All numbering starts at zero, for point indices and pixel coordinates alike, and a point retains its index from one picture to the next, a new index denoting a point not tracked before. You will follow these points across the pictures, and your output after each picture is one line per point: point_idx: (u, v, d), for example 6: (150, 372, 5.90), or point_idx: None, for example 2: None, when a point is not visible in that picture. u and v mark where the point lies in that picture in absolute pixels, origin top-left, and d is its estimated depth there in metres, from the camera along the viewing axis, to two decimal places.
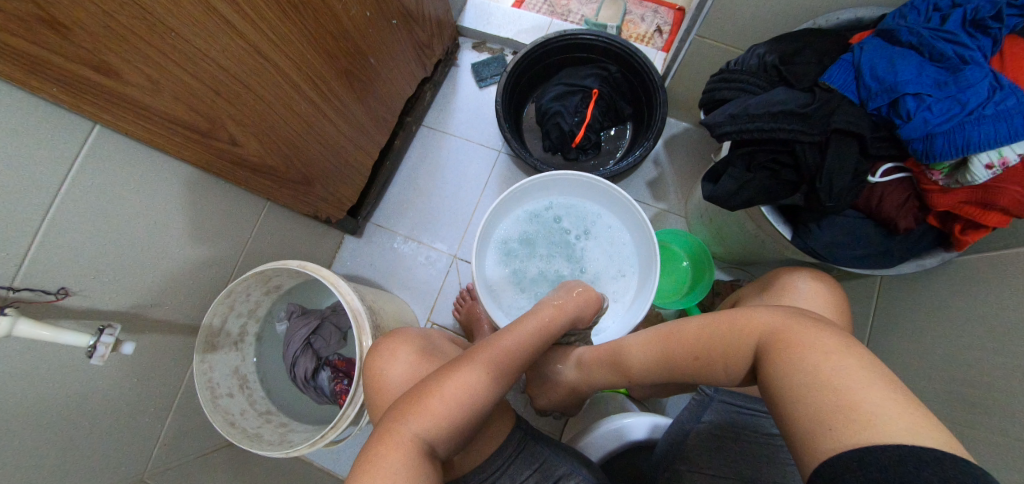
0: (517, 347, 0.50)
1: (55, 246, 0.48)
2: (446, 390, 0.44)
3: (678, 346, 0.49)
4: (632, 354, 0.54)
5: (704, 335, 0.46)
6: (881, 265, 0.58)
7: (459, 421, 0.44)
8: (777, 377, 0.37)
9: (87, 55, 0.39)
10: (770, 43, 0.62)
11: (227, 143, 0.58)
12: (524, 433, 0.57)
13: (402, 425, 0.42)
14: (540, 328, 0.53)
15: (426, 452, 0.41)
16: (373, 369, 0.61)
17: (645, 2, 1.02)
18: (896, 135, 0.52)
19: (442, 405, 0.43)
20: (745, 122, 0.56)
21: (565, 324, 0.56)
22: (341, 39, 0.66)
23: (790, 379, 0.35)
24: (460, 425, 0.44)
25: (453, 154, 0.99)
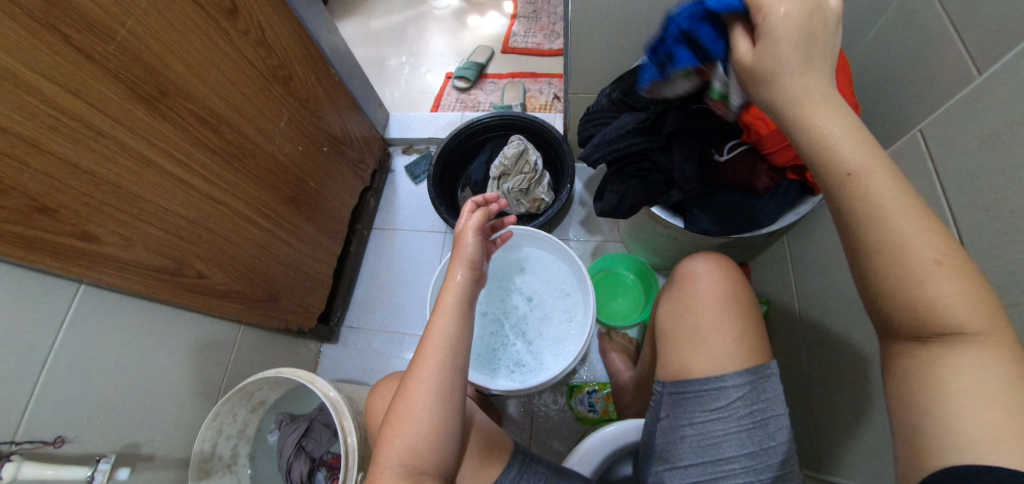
0: (439, 335, 0.53)
1: (53, 398, 0.56)
2: (413, 410, 0.50)
3: (921, 228, 0.34)
4: (881, 163, 0.35)
5: (955, 250, 0.34)
6: (765, 223, 0.66)
7: (437, 433, 0.49)
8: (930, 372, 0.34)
9: (74, 229, 0.51)
10: (614, 83, 0.75)
11: (194, 277, 0.68)
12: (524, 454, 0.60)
13: (389, 458, 0.49)
14: (454, 298, 0.56)
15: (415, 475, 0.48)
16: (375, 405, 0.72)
17: (539, 79, 1.22)
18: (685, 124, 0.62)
19: (409, 434, 0.49)
20: (606, 147, 0.67)
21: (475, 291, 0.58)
22: (282, 172, 0.81)
23: (917, 373, 0.35)
24: (441, 435, 0.49)
25: (405, 244, 1.10)
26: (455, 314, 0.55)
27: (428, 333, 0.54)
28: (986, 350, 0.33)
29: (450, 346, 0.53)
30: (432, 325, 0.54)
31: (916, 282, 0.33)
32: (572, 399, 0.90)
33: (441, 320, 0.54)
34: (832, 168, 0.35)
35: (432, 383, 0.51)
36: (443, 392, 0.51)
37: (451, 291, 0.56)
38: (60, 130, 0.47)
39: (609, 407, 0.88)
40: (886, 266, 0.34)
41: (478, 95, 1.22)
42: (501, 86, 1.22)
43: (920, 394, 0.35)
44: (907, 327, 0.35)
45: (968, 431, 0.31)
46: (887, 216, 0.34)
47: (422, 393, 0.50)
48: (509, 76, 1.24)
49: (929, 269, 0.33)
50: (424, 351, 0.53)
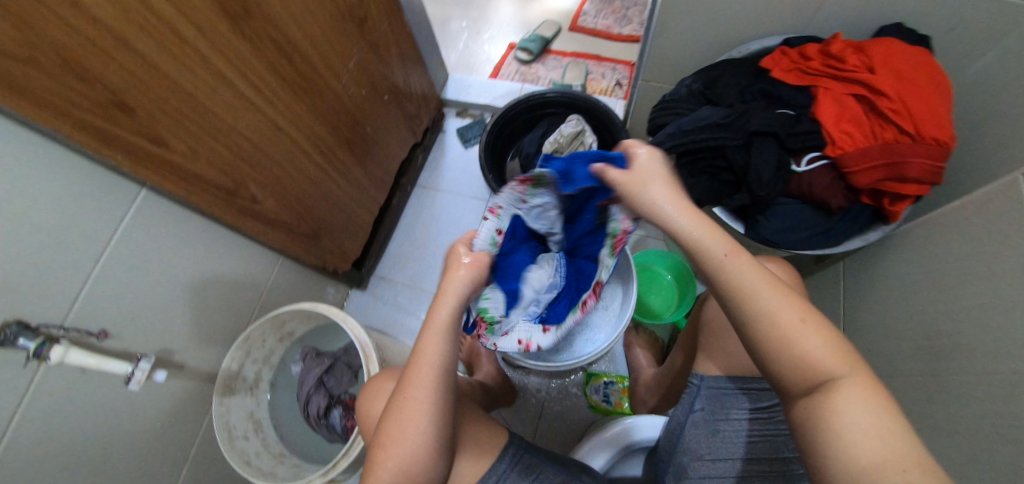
0: (429, 359, 0.45)
1: (103, 292, 0.57)
2: (404, 435, 0.44)
3: (784, 296, 0.36)
4: (749, 268, 0.37)
5: (807, 305, 0.37)
6: (828, 244, 0.64)
7: (429, 454, 0.45)
8: (835, 412, 0.33)
9: (146, 130, 0.52)
10: (695, 74, 0.73)
11: (248, 200, 0.68)
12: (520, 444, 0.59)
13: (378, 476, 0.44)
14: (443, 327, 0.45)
15: None
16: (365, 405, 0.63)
17: (603, 63, 1.18)
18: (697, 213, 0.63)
19: (393, 464, 0.44)
20: (681, 136, 0.65)
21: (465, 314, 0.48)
22: (343, 112, 0.81)
23: (813, 408, 0.35)
24: (432, 454, 0.45)
25: (445, 206, 1.10)
26: (448, 331, 0.45)
27: (418, 349, 0.46)
28: (860, 390, 0.33)
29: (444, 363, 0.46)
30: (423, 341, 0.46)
31: (789, 336, 0.35)
32: (587, 387, 0.90)
33: (432, 337, 0.45)
34: (705, 253, 0.37)
35: (423, 406, 0.45)
36: (437, 413, 0.45)
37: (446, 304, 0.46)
38: (150, 30, 0.47)
39: (624, 401, 0.87)
40: (765, 331, 0.36)
41: (539, 70, 1.19)
42: (563, 64, 1.19)
43: (817, 432, 0.34)
44: (792, 381, 0.36)
45: (867, 456, 0.31)
46: (751, 295, 0.36)
47: (411, 419, 0.44)
48: (573, 55, 1.20)
49: (798, 329, 0.35)
50: (415, 369, 0.45)
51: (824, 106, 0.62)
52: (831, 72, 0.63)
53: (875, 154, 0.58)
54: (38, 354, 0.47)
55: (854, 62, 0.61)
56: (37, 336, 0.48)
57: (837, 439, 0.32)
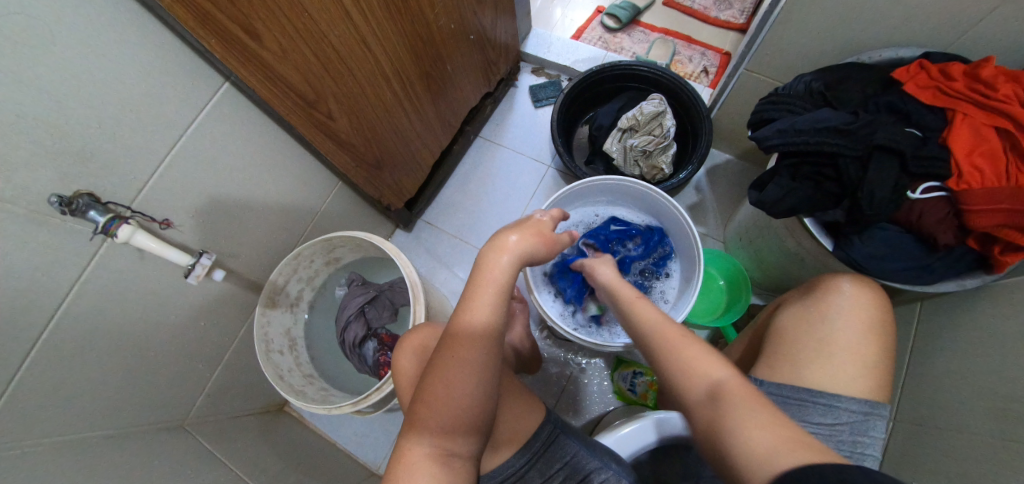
0: (483, 310, 0.53)
1: (171, 180, 0.56)
2: (448, 396, 0.49)
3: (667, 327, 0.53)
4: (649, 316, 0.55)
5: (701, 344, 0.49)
6: (920, 282, 0.60)
7: (470, 413, 0.49)
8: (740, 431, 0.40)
9: (244, 20, 0.48)
10: (817, 72, 0.68)
11: (324, 116, 0.65)
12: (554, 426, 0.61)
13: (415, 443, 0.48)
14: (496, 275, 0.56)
15: (442, 454, 0.48)
16: (401, 364, 0.64)
17: (694, 46, 1.10)
18: (792, 208, 0.62)
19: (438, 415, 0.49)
20: (792, 136, 0.61)
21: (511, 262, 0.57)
22: (427, 43, 0.76)
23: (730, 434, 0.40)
24: (477, 412, 0.50)
25: (504, 164, 1.06)
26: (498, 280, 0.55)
27: (460, 333, 0.52)
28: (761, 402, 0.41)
29: (488, 324, 0.53)
30: (470, 304, 0.53)
31: (694, 369, 0.47)
32: (615, 373, 0.89)
33: (484, 290, 0.54)
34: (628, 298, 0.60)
35: (472, 366, 0.50)
36: (476, 375, 0.50)
37: (506, 251, 0.57)
38: None
39: (650, 394, 0.85)
40: (682, 373, 0.47)
41: (624, 40, 1.12)
42: (651, 39, 1.12)
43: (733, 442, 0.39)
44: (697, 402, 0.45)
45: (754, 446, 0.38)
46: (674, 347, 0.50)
47: (453, 400, 0.49)
48: (663, 31, 1.13)
49: (703, 364, 0.47)
50: (457, 344, 0.51)
51: (959, 134, 0.56)
52: (976, 98, 0.57)
53: (1003, 197, 0.53)
54: (108, 230, 0.47)
55: (1007, 92, 0.55)
56: (107, 212, 0.47)
57: (743, 451, 0.38)
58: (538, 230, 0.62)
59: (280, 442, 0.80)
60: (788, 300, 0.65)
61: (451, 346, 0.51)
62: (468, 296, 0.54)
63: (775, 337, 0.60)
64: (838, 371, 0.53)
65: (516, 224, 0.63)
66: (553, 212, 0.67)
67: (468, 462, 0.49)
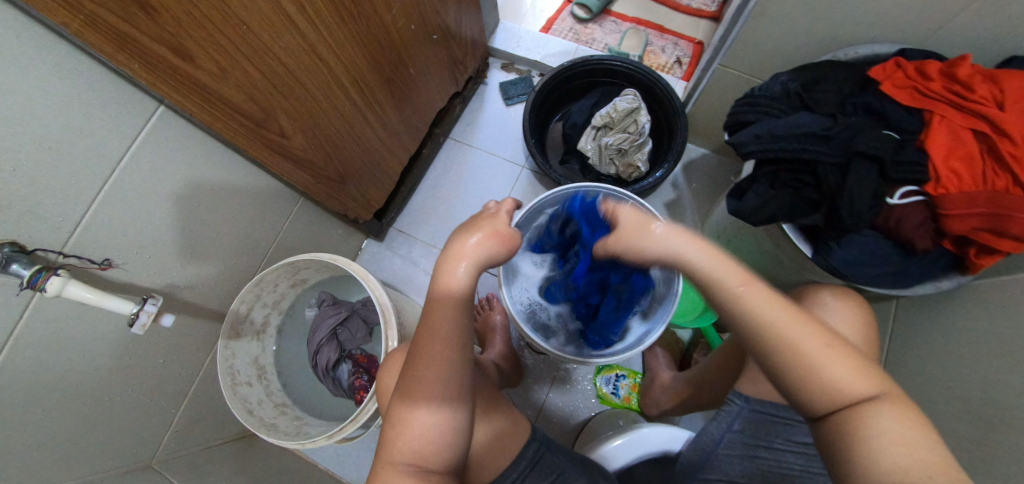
0: (446, 327, 0.49)
1: (107, 217, 0.51)
2: (415, 416, 0.48)
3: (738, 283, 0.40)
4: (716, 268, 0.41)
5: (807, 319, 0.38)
6: (896, 285, 0.60)
7: (443, 432, 0.48)
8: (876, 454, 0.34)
9: (169, 39, 0.43)
10: (793, 72, 0.66)
11: (275, 133, 0.61)
12: (539, 444, 0.58)
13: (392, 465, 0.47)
14: (454, 287, 0.49)
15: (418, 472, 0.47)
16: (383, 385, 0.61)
17: (666, 36, 1.06)
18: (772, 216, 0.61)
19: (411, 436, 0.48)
20: (769, 141, 0.59)
21: (471, 271, 0.50)
22: (386, 46, 0.70)
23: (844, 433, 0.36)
24: (449, 427, 0.48)
25: (478, 165, 1.02)
26: (460, 293, 0.50)
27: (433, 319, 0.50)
28: (899, 409, 0.35)
29: (452, 341, 0.50)
30: (433, 318, 0.50)
31: (811, 361, 0.37)
32: (597, 377, 0.89)
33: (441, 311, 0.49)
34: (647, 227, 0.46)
35: (437, 385, 0.49)
36: (445, 398, 0.49)
37: (461, 259, 0.49)
38: None
39: (632, 396, 0.87)
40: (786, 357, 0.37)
41: (595, 31, 1.08)
42: (622, 29, 1.07)
43: (845, 443, 0.35)
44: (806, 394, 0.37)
45: (894, 458, 0.33)
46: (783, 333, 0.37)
47: (422, 433, 0.48)
48: (634, 21, 1.08)
49: (811, 345, 0.37)
50: (422, 351, 0.49)
51: (937, 135, 0.55)
52: (953, 99, 0.55)
53: (980, 200, 0.52)
54: (34, 285, 0.42)
55: (984, 93, 0.54)
56: (33, 264, 0.42)
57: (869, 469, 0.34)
58: (494, 227, 0.51)
59: (258, 470, 0.78)
60: None
61: (414, 380, 0.49)
62: (427, 312, 0.50)
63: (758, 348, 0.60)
64: None
65: (468, 222, 0.53)
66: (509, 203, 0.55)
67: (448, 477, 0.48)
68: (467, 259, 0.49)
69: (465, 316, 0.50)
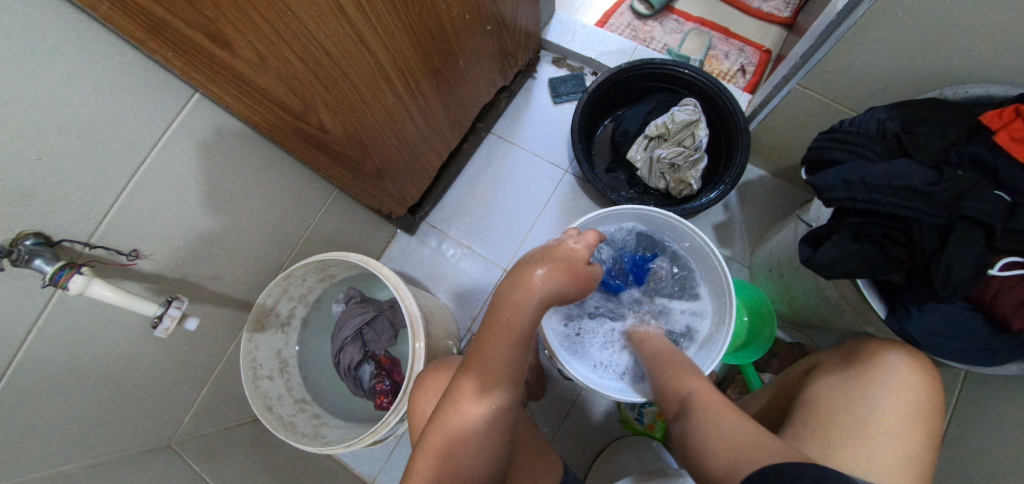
0: (501, 360, 0.46)
1: (137, 208, 0.48)
2: (453, 451, 0.45)
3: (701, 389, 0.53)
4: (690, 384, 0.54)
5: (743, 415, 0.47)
6: (979, 363, 0.52)
7: (480, 472, 0.45)
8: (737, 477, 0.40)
9: (208, 27, 0.38)
10: (891, 108, 0.58)
11: (314, 127, 0.57)
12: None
13: None
14: (514, 324, 0.46)
15: None
16: (419, 409, 0.58)
17: (731, 40, 0.97)
18: (852, 272, 0.54)
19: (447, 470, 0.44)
20: (861, 190, 0.52)
21: (537, 305, 0.47)
22: (437, 34, 0.64)
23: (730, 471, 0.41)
24: (485, 468, 0.45)
25: (518, 164, 0.96)
26: (522, 328, 0.46)
27: (486, 337, 0.46)
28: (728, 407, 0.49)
29: (504, 376, 0.46)
30: (488, 349, 0.46)
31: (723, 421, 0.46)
32: (623, 401, 0.84)
33: (498, 341, 0.46)
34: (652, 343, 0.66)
35: (481, 419, 0.45)
36: (489, 432, 0.46)
37: (532, 291, 0.46)
38: None
39: (657, 426, 0.81)
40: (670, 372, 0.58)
41: (655, 29, 0.99)
42: (686, 29, 0.98)
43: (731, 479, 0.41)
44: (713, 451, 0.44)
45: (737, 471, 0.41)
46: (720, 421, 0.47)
47: (458, 469, 0.44)
48: (699, 20, 0.99)
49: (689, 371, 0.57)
50: (471, 382, 0.46)
51: None
52: None
53: None
54: (56, 282, 0.40)
55: None
56: (57, 260, 0.40)
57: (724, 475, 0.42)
58: (569, 264, 0.49)
59: (273, 456, 0.78)
60: (823, 365, 0.62)
61: (456, 410, 0.46)
62: (483, 341, 0.46)
63: (805, 406, 0.58)
64: (875, 459, 0.51)
65: (542, 251, 0.51)
66: (589, 235, 0.53)
67: None
68: (534, 285, 0.47)
69: (518, 352, 0.47)
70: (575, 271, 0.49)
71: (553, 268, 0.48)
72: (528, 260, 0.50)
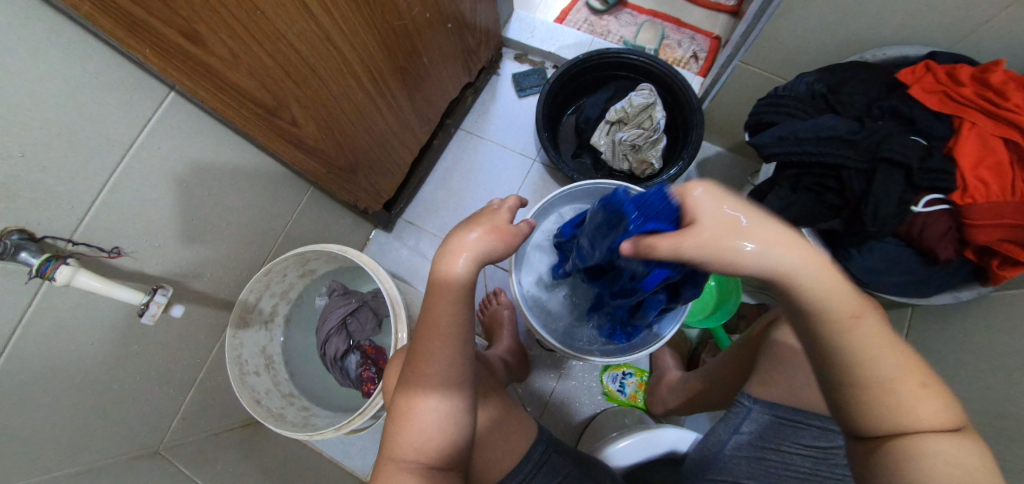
0: (444, 324, 0.48)
1: (117, 205, 0.50)
2: (417, 414, 0.48)
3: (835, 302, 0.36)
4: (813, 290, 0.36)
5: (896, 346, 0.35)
6: (915, 294, 0.59)
7: (446, 429, 0.48)
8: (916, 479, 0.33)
9: (182, 25, 0.41)
10: (819, 72, 0.64)
11: (287, 122, 0.59)
12: (549, 445, 0.58)
13: (395, 458, 0.47)
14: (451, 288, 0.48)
15: (421, 466, 0.47)
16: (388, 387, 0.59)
17: (682, 29, 1.04)
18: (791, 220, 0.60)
19: (414, 431, 0.47)
20: (794, 144, 0.58)
21: (471, 266, 0.49)
22: (400, 33, 0.68)
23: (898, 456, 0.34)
24: (450, 425, 0.48)
25: (488, 157, 1.00)
26: (461, 290, 0.49)
27: (429, 306, 0.49)
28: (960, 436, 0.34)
29: (451, 338, 0.49)
30: (431, 315, 0.49)
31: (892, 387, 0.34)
32: (604, 374, 0.89)
33: (442, 304, 0.49)
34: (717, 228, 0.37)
35: (436, 381, 0.48)
36: (448, 391, 0.48)
37: (460, 253, 0.48)
38: None
39: (638, 395, 0.87)
40: (874, 397, 0.34)
41: (610, 23, 1.05)
42: (639, 21, 1.05)
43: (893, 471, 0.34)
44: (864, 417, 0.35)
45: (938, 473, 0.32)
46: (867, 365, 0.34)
47: (421, 429, 0.47)
48: (651, 13, 1.06)
49: (905, 388, 0.34)
50: (423, 348, 0.49)
51: (965, 144, 0.53)
52: (985, 105, 0.53)
53: (1006, 211, 0.50)
54: (43, 273, 0.41)
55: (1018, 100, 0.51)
56: (43, 253, 0.41)
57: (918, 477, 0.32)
58: (493, 225, 0.51)
59: (263, 456, 0.79)
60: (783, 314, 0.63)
61: (413, 375, 0.49)
62: (426, 309, 0.49)
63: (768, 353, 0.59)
64: None
65: (469, 218, 0.52)
66: (510, 200, 0.55)
67: (449, 473, 0.48)
68: (464, 250, 0.48)
69: (462, 314, 0.49)
70: (505, 233, 0.51)
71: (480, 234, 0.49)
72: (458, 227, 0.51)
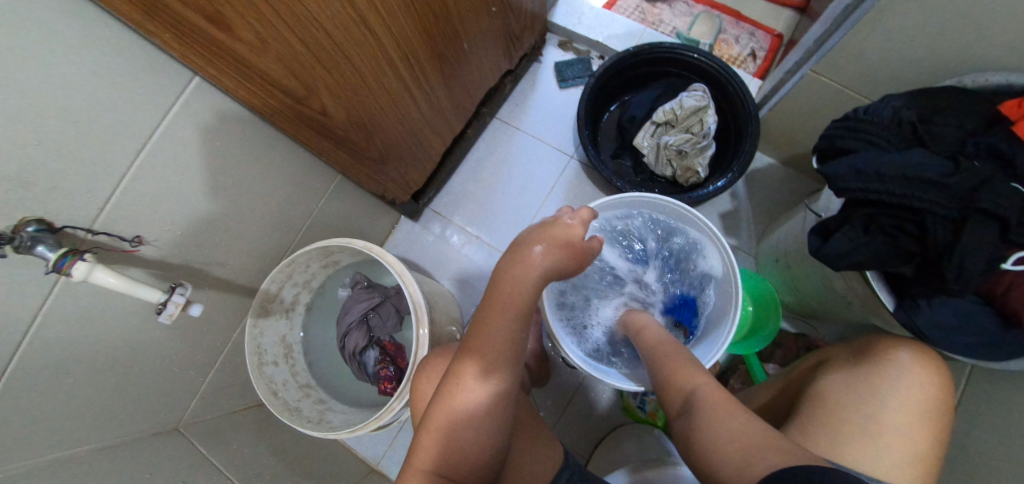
0: (499, 338, 0.47)
1: (138, 194, 0.48)
2: (452, 430, 0.46)
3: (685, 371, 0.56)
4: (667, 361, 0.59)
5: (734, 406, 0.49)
6: (988, 358, 0.51)
7: (482, 449, 0.46)
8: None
9: (208, 11, 0.36)
10: (907, 96, 0.57)
11: (317, 111, 0.55)
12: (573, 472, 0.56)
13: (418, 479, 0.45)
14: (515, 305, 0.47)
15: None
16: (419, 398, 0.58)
17: (742, 23, 0.94)
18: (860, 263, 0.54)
19: (446, 446, 0.46)
20: (873, 181, 0.51)
21: (537, 281, 0.48)
22: (443, 16, 0.62)
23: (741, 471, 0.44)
24: (485, 445, 0.46)
25: (522, 149, 0.95)
26: (517, 306, 0.47)
27: (482, 318, 0.48)
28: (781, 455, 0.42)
29: (501, 355, 0.47)
30: (484, 328, 0.47)
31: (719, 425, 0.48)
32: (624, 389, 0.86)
33: (496, 320, 0.47)
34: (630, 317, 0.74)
35: (479, 397, 0.46)
36: (490, 407, 0.47)
37: (530, 268, 0.47)
38: None
39: (659, 414, 0.82)
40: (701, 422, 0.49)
41: (664, 12, 0.96)
42: (695, 12, 0.96)
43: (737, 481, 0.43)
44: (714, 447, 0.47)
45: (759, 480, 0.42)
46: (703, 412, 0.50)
47: (455, 447, 0.46)
48: (709, 3, 0.96)
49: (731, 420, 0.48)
50: (468, 360, 0.47)
51: None
52: None
53: None
54: (59, 269, 0.39)
55: None
56: (59, 246, 0.39)
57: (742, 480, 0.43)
58: (566, 240, 0.50)
59: (279, 438, 0.80)
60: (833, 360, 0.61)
61: (452, 387, 0.47)
62: (477, 321, 0.48)
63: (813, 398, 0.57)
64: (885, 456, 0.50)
65: (539, 227, 0.51)
66: (584, 213, 0.53)
67: None
68: (532, 257, 0.48)
69: (517, 331, 0.47)
70: (573, 248, 0.50)
71: (552, 241, 0.49)
72: (529, 233, 0.51)
